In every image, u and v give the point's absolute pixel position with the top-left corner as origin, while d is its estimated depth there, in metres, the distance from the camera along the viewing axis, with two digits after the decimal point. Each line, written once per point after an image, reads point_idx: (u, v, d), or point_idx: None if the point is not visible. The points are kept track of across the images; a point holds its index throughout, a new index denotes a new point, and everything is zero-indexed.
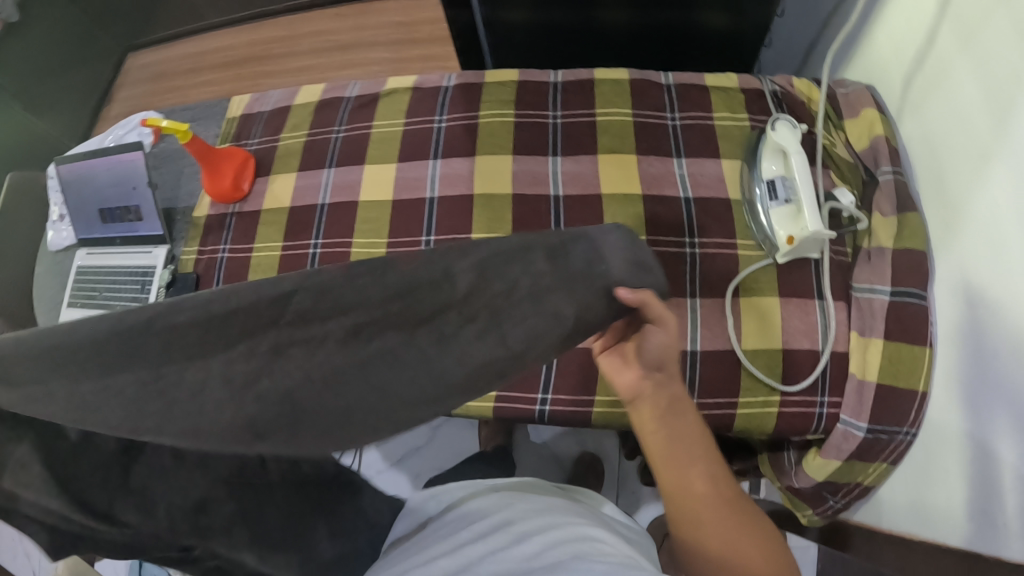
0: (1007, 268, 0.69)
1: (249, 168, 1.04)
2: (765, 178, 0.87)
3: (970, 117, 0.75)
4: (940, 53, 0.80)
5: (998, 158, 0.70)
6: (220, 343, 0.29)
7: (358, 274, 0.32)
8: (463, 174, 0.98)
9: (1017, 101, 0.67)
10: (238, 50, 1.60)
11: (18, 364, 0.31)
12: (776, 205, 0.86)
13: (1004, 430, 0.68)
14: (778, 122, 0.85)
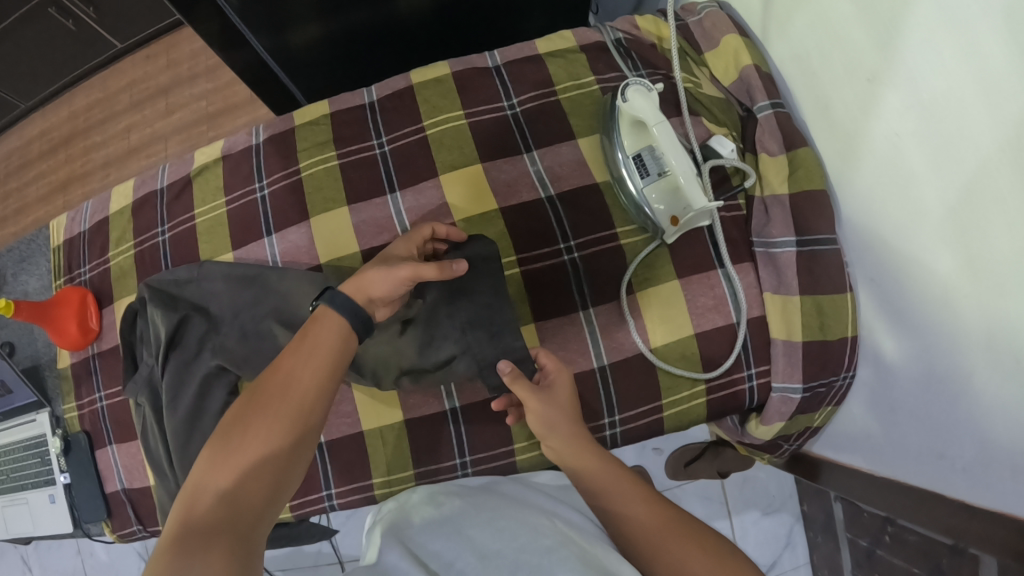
0: (918, 204, 0.64)
1: (90, 305, 0.91)
2: (630, 154, 0.79)
3: (851, 36, 0.68)
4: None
5: (890, 86, 0.64)
6: (266, 284, 0.85)
7: (333, 263, 0.85)
8: (304, 246, 0.87)
9: (910, 16, 0.60)
10: (59, 129, 1.41)
11: (223, 262, 0.87)
12: (648, 181, 0.77)
13: (941, 374, 0.65)
14: (630, 88, 0.77)
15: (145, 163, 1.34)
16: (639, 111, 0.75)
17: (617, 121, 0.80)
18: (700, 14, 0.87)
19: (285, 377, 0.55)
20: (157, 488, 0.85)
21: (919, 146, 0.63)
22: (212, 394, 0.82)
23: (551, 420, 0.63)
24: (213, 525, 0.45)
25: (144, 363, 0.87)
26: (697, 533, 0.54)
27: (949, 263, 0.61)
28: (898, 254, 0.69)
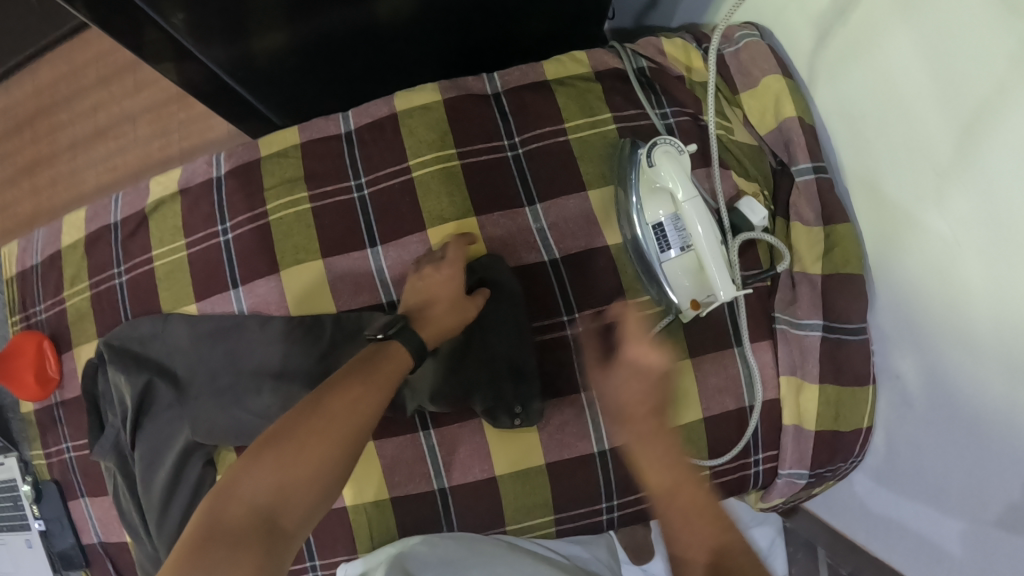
0: (964, 316, 0.57)
1: (48, 354, 0.84)
2: (650, 223, 0.68)
3: (918, 109, 0.58)
4: (869, 16, 0.60)
5: (957, 179, 0.55)
6: (241, 347, 0.78)
7: (308, 324, 0.76)
8: (275, 301, 0.78)
9: (1001, 111, 0.50)
10: (22, 105, 1.22)
11: (188, 321, 0.80)
12: (671, 255, 0.67)
13: (955, 490, 0.61)
14: (658, 150, 0.66)
15: (114, 146, 1.18)
16: (666, 180, 0.65)
17: (637, 177, 0.70)
18: (737, 43, 0.74)
19: (347, 405, 0.57)
20: (134, 548, 0.83)
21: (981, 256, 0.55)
22: (187, 466, 0.79)
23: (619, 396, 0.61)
24: (234, 539, 0.48)
25: (109, 424, 0.82)
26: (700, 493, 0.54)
27: (990, 389, 0.55)
28: (930, 358, 0.62)
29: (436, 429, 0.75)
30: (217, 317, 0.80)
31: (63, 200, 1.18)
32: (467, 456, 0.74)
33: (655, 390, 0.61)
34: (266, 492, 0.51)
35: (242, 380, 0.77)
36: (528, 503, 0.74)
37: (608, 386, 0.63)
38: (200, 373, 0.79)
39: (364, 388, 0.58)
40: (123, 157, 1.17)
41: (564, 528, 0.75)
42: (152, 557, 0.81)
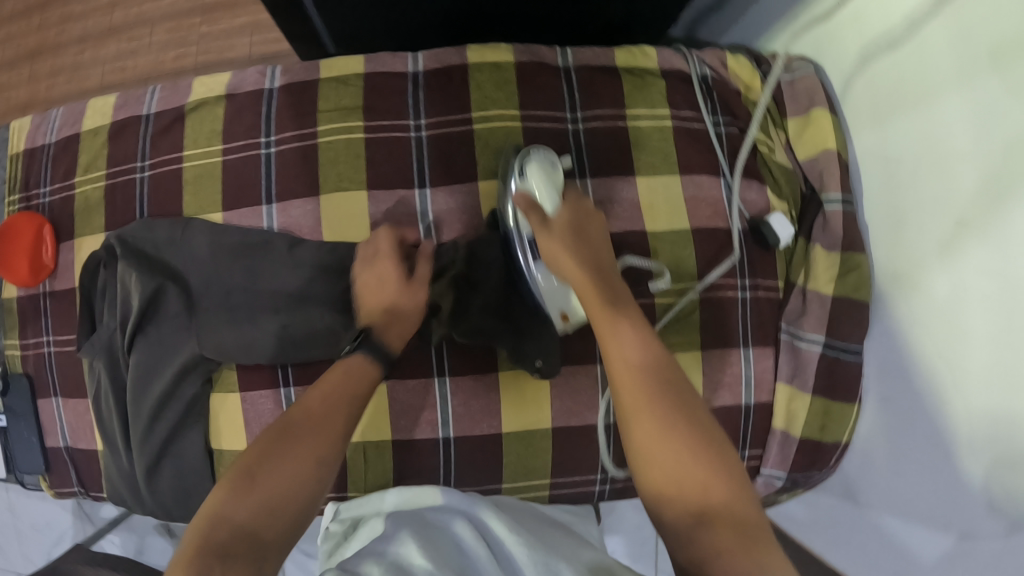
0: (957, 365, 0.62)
1: (46, 239, 0.80)
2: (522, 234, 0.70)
3: (951, 162, 0.63)
4: (927, 77, 0.65)
5: (977, 236, 0.60)
6: (262, 266, 0.76)
7: (340, 255, 0.76)
8: (307, 224, 0.77)
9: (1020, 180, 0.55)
10: None
11: (209, 233, 0.77)
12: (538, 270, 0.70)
13: (917, 516, 0.66)
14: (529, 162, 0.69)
15: (130, 49, 1.11)
16: (534, 193, 0.67)
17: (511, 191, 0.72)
18: (794, 72, 0.81)
19: (313, 419, 0.56)
20: (105, 458, 0.79)
21: (983, 311, 0.60)
22: (184, 382, 0.77)
23: (566, 269, 0.63)
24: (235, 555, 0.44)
25: (103, 324, 0.78)
26: (687, 411, 0.52)
27: (966, 434, 0.60)
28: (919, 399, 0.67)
29: (451, 379, 0.76)
30: (243, 232, 0.77)
31: (66, 92, 1.13)
32: (477, 410, 0.76)
33: (575, 231, 0.65)
34: (248, 513, 0.48)
35: (260, 301, 0.76)
36: (529, 463, 0.77)
37: (563, 234, 0.64)
38: (217, 288, 0.76)
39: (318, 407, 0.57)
40: (137, 62, 1.11)
41: (558, 492, 0.78)
42: (123, 471, 0.78)
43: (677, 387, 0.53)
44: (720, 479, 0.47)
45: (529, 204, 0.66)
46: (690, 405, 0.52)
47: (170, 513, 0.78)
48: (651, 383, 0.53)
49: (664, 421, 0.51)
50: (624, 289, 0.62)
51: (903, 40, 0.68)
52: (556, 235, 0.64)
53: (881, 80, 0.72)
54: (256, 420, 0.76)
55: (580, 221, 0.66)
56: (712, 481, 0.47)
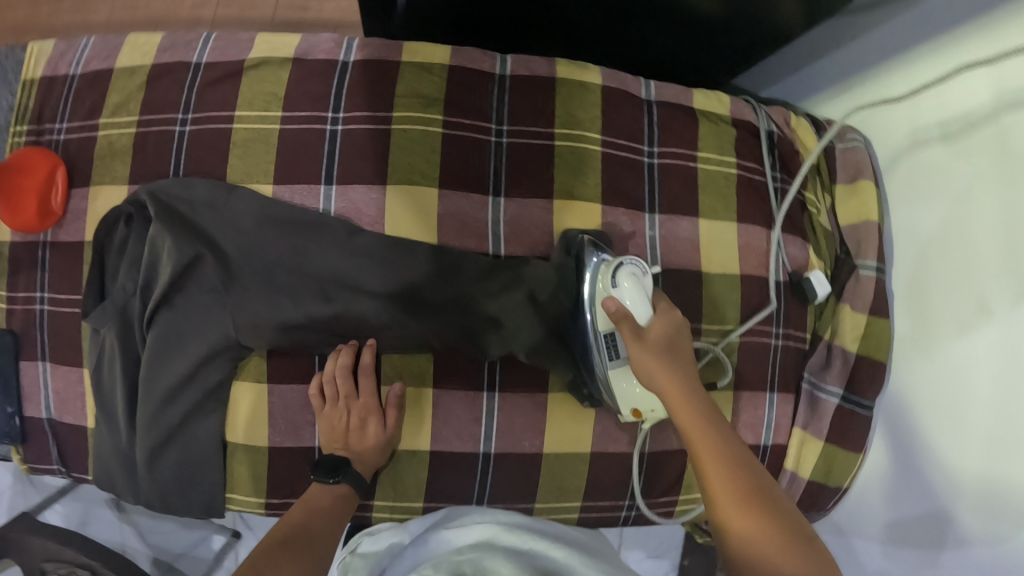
0: (962, 451, 0.69)
1: (59, 181, 0.72)
2: (602, 331, 0.68)
3: (976, 248, 0.70)
4: (963, 169, 0.72)
5: (992, 316, 0.68)
6: (315, 250, 0.71)
7: (402, 251, 0.72)
8: (369, 211, 0.72)
9: None
10: None
11: (257, 207, 0.70)
12: (613, 364, 0.68)
13: (919, 550, 0.73)
14: (622, 272, 0.65)
15: None
16: (628, 303, 0.64)
17: (595, 289, 0.69)
18: (847, 142, 0.87)
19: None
20: (99, 435, 0.73)
21: (992, 411, 0.67)
22: (209, 365, 0.70)
23: (651, 368, 0.61)
24: None
25: (117, 286, 0.71)
26: (776, 514, 0.51)
27: (969, 489, 0.68)
28: (922, 478, 0.74)
29: (499, 393, 0.74)
30: (296, 209, 0.71)
31: (65, 22, 1.00)
32: (521, 427, 0.75)
33: (669, 345, 0.62)
34: None
35: (309, 288, 0.71)
36: (564, 484, 0.77)
37: (655, 348, 0.61)
38: (260, 268, 0.70)
39: (320, 526, 0.64)
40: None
41: (585, 515, 0.79)
42: (118, 451, 0.72)
43: (770, 494, 0.52)
44: (798, 570, 0.47)
45: (621, 313, 0.63)
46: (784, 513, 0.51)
47: (168, 501, 0.73)
48: (740, 482, 0.53)
49: (759, 528, 0.50)
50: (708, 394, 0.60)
51: (953, 130, 0.73)
52: (652, 350, 0.61)
53: (924, 162, 0.79)
54: (281, 412, 0.72)
55: (675, 336, 0.63)
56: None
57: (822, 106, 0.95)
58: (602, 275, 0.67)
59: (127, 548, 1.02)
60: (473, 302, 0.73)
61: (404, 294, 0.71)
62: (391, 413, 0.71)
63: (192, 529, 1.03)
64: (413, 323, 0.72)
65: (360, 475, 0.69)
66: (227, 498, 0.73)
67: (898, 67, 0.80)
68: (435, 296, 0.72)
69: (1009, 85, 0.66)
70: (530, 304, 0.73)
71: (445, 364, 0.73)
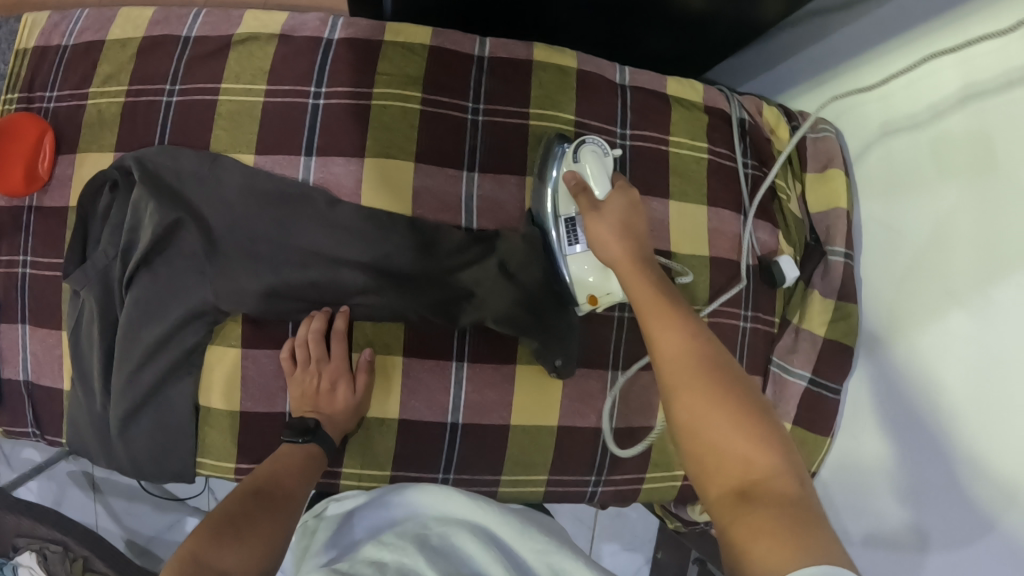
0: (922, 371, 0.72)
1: (47, 145, 0.75)
2: (562, 215, 0.71)
3: (945, 236, 0.72)
4: (932, 159, 0.74)
5: (958, 300, 0.69)
6: (292, 217, 0.73)
7: (377, 221, 0.73)
8: (346, 182, 0.74)
9: (1008, 262, 0.64)
10: None
11: (240, 175, 0.73)
12: (574, 250, 0.70)
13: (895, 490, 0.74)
14: (583, 148, 0.69)
15: None
16: (588, 176, 0.68)
17: (557, 167, 0.72)
18: (818, 132, 0.89)
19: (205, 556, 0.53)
20: (74, 397, 0.74)
21: (947, 334, 0.70)
22: (186, 329, 0.72)
23: (610, 247, 0.63)
24: None
25: (99, 251, 0.73)
26: (729, 383, 0.51)
27: (935, 464, 0.69)
28: (890, 405, 0.77)
29: (469, 364, 0.76)
30: (275, 177, 0.73)
31: None
32: (489, 398, 0.76)
33: (626, 221, 0.65)
34: None
35: (286, 254, 0.72)
36: (531, 458, 0.78)
37: (613, 222, 0.64)
38: (238, 233, 0.72)
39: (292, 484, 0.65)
40: None
41: (552, 491, 0.80)
42: (92, 414, 0.73)
43: (726, 363, 0.52)
44: (760, 448, 0.48)
45: (580, 185, 0.67)
46: (738, 379, 0.51)
47: (139, 466, 0.74)
48: (696, 351, 0.53)
49: (708, 394, 0.50)
50: (663, 273, 0.62)
51: (921, 122, 0.76)
52: (607, 222, 0.64)
53: (895, 152, 0.80)
54: (256, 379, 0.73)
55: (633, 215, 0.65)
56: (755, 455, 0.48)
57: (798, 102, 0.97)
58: (564, 157, 0.71)
59: (102, 527, 1.07)
60: (446, 276, 0.74)
61: (378, 263, 0.73)
62: (361, 377, 0.72)
63: (164, 511, 1.06)
64: (388, 291, 0.73)
65: (332, 437, 0.71)
66: (198, 464, 0.74)
67: (868, 63, 0.82)
68: (409, 266, 0.74)
69: (978, 77, 0.68)
70: (506, 277, 0.75)
71: (416, 333, 0.75)
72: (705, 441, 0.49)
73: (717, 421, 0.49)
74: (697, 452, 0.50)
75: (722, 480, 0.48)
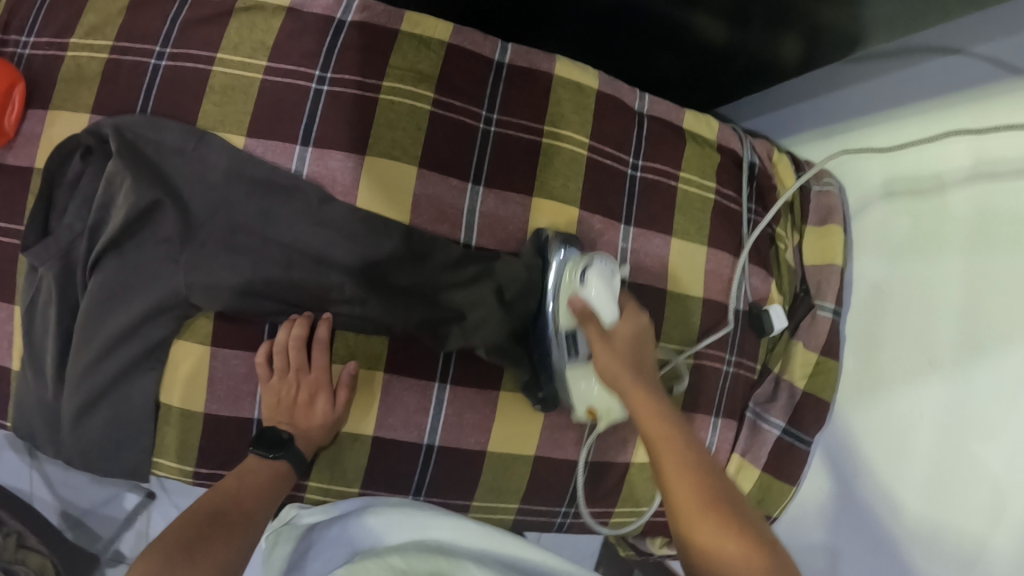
0: (904, 481, 0.75)
1: (19, 95, 0.67)
2: (561, 328, 0.69)
3: (934, 309, 0.74)
4: (929, 233, 0.76)
5: (941, 373, 0.72)
6: (282, 212, 0.68)
7: (371, 227, 0.69)
8: (343, 180, 0.69)
9: (996, 346, 0.67)
10: None
11: (228, 161, 0.67)
12: (572, 362, 0.69)
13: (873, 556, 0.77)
14: (590, 272, 0.66)
15: None
16: (594, 302, 0.65)
17: (555, 286, 0.70)
18: (822, 185, 0.89)
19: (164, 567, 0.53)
20: (23, 384, 0.68)
21: (932, 450, 0.72)
22: (154, 322, 0.66)
23: (615, 370, 0.62)
24: None
25: (63, 224, 0.66)
26: (740, 517, 0.52)
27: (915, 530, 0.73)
28: (872, 502, 0.78)
29: (451, 386, 0.73)
30: (267, 166, 0.67)
31: None
32: (469, 423, 0.74)
33: (632, 348, 0.64)
34: None
35: (271, 252, 0.67)
36: (503, 486, 0.76)
37: (619, 348, 0.63)
38: (221, 223, 0.67)
39: (254, 503, 0.62)
40: None
41: (521, 518, 0.79)
42: (42, 400, 0.68)
43: (740, 501, 0.54)
44: None
45: (586, 311, 0.65)
46: (750, 515, 0.53)
47: (86, 461, 0.68)
48: (712, 498, 0.53)
49: (724, 529, 0.51)
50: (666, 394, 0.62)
51: (926, 190, 0.76)
52: (614, 349, 0.63)
53: (896, 216, 0.81)
54: (223, 380, 0.68)
55: (637, 334, 0.66)
56: None
57: (803, 147, 0.97)
58: (568, 274, 0.68)
59: (37, 494, 0.98)
60: (439, 291, 0.71)
61: (369, 272, 0.69)
62: (342, 393, 0.68)
63: (103, 486, 0.97)
64: (375, 303, 0.69)
65: (303, 452, 0.67)
66: (154, 464, 0.69)
67: (882, 123, 0.82)
68: (401, 281, 0.70)
69: (989, 157, 0.69)
70: (496, 300, 0.72)
71: (401, 349, 0.71)
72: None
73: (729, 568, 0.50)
74: None
75: None
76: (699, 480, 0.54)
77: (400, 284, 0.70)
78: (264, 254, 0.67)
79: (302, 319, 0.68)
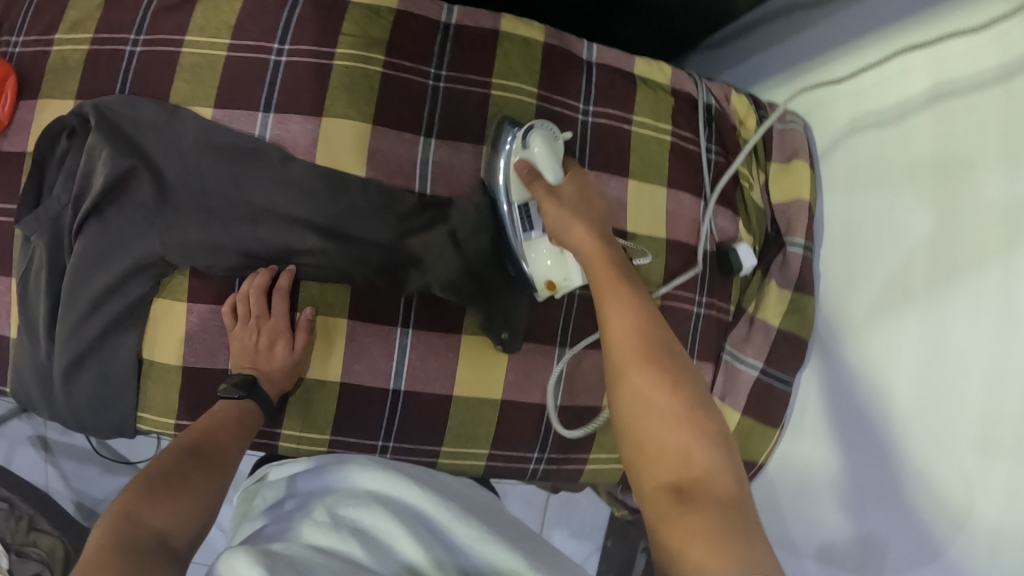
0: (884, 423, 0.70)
1: (7, 88, 0.76)
2: (517, 203, 0.73)
3: (906, 239, 0.70)
4: (895, 162, 0.72)
5: (917, 308, 0.68)
6: (245, 174, 0.73)
7: (327, 183, 0.73)
8: (301, 141, 0.74)
9: (969, 274, 0.63)
10: None
11: (194, 129, 0.73)
12: (533, 236, 0.73)
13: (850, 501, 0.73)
14: (532, 135, 0.70)
15: None
16: (538, 162, 0.69)
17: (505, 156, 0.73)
18: (785, 123, 0.89)
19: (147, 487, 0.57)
20: (21, 347, 0.75)
21: (910, 387, 0.68)
22: (133, 280, 0.72)
23: (571, 230, 0.65)
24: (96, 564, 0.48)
25: (51, 197, 0.74)
26: (677, 369, 0.54)
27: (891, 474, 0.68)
28: (851, 440, 0.74)
29: (413, 332, 0.75)
30: (230, 132, 0.73)
31: None
32: (432, 368, 0.76)
33: (580, 202, 0.68)
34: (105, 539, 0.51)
35: (236, 211, 0.72)
36: (472, 431, 0.77)
37: (569, 205, 0.67)
38: (190, 186, 0.72)
39: (229, 438, 0.66)
40: None
41: (494, 465, 0.80)
42: (38, 359, 0.74)
43: (682, 364, 0.54)
44: (702, 453, 0.50)
45: (532, 172, 0.69)
46: (691, 378, 0.54)
47: (78, 414, 0.74)
48: (649, 353, 0.54)
49: (657, 379, 0.53)
50: (624, 255, 0.64)
51: (889, 119, 0.73)
52: (566, 206, 0.67)
53: (862, 149, 0.78)
54: (198, 333, 0.73)
55: (585, 195, 0.69)
56: (692, 455, 0.50)
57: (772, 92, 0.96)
58: (512, 143, 0.72)
59: (52, 488, 1.07)
60: (398, 241, 0.74)
61: (327, 225, 0.73)
62: (300, 336, 0.72)
63: (115, 475, 1.06)
64: (336, 253, 0.73)
65: (269, 395, 0.71)
66: (140, 417, 0.74)
67: (842, 54, 0.79)
68: (359, 231, 0.73)
69: (950, 76, 0.66)
70: (453, 244, 0.76)
71: (362, 298, 0.75)
72: (643, 436, 0.52)
73: (651, 428, 0.52)
74: (638, 461, 0.52)
75: (661, 483, 0.50)
76: (640, 335, 0.55)
77: (358, 234, 0.74)
78: (230, 213, 0.72)
79: (268, 273, 0.72)
